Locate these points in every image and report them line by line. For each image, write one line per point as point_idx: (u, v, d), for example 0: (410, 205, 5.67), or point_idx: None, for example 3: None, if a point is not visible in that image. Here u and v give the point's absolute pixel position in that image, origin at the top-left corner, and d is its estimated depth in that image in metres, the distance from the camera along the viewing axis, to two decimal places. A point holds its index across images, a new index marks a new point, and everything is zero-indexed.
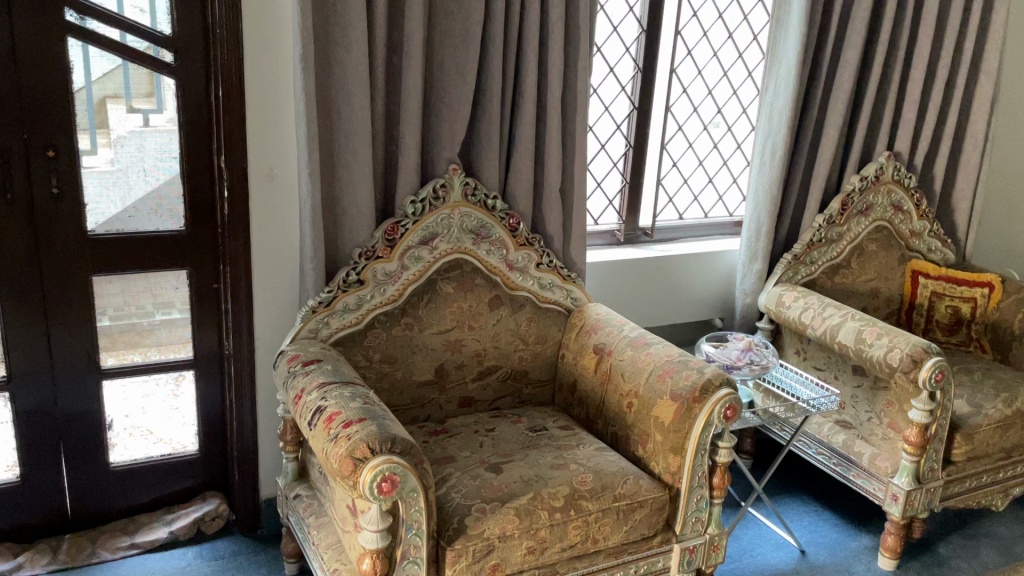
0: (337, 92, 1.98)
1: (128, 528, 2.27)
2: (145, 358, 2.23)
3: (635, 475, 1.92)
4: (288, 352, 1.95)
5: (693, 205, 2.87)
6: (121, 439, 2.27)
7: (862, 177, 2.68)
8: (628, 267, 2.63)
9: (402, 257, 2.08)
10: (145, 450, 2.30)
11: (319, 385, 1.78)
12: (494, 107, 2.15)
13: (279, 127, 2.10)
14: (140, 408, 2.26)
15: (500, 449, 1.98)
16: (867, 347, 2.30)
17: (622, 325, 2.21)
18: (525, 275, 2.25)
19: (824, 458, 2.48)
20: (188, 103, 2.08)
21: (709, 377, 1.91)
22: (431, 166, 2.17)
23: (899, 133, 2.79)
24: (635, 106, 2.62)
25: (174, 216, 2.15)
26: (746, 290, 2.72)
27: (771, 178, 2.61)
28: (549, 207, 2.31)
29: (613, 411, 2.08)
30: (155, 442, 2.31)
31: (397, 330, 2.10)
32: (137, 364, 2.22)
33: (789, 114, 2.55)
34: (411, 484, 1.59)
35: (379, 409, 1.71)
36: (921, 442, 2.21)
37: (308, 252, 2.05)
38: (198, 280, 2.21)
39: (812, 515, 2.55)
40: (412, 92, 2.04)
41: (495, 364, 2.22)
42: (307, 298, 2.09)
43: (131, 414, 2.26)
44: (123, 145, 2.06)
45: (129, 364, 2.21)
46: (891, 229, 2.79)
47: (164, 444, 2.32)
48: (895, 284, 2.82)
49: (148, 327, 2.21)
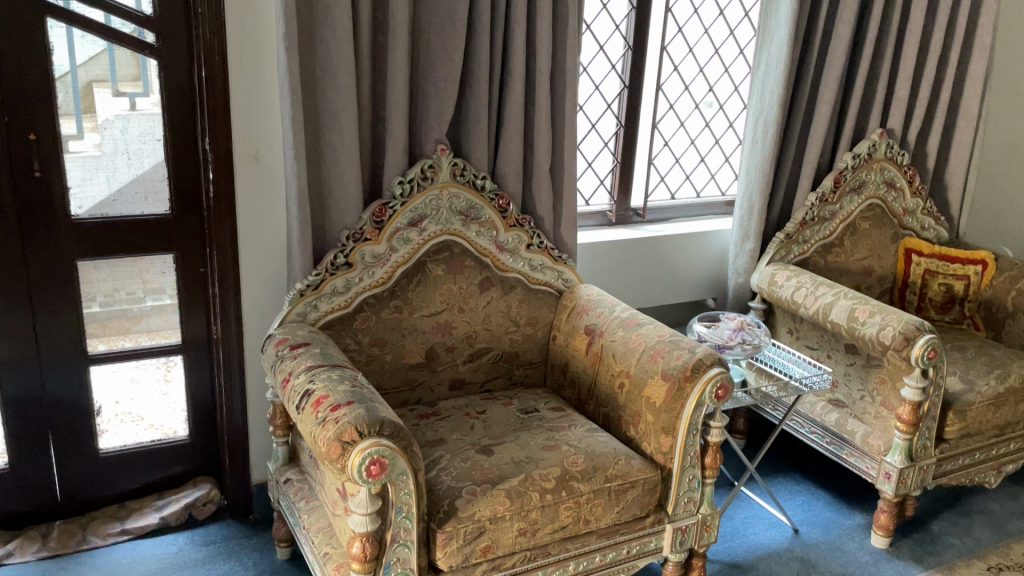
0: (322, 72, 1.95)
1: (119, 514, 2.26)
2: (135, 344, 2.21)
3: (627, 456, 1.92)
4: (277, 335, 1.94)
5: (685, 184, 2.84)
6: (111, 427, 2.25)
7: (854, 155, 2.66)
8: (619, 247, 2.61)
9: (390, 239, 2.06)
10: (136, 436, 2.29)
11: (307, 367, 1.77)
12: (482, 86, 2.12)
13: (263, 109, 2.07)
14: (130, 394, 2.25)
15: (490, 431, 1.97)
16: (860, 326, 2.29)
17: (614, 305, 2.19)
18: (515, 256, 2.23)
19: (817, 437, 2.48)
20: (172, 85, 2.04)
21: (700, 357, 1.90)
22: (419, 147, 2.14)
23: (892, 110, 2.76)
24: (626, 85, 2.59)
25: (161, 200, 2.13)
26: (738, 270, 2.70)
27: (763, 156, 2.59)
28: (540, 188, 2.28)
29: (605, 392, 2.08)
30: (146, 428, 2.30)
31: (386, 313, 2.08)
32: (127, 350, 2.21)
33: (781, 91, 2.52)
34: (400, 467, 1.58)
35: (368, 391, 1.69)
36: (913, 420, 2.21)
37: (295, 236, 2.02)
38: (184, 264, 2.19)
39: (805, 493, 2.55)
40: (399, 71, 2.01)
41: (485, 346, 2.21)
42: (295, 282, 2.07)
43: (121, 401, 2.24)
44: (109, 128, 2.03)
45: (119, 350, 2.20)
46: (883, 206, 2.78)
47: (155, 430, 2.31)
48: (888, 263, 2.81)
49: (139, 313, 2.19)
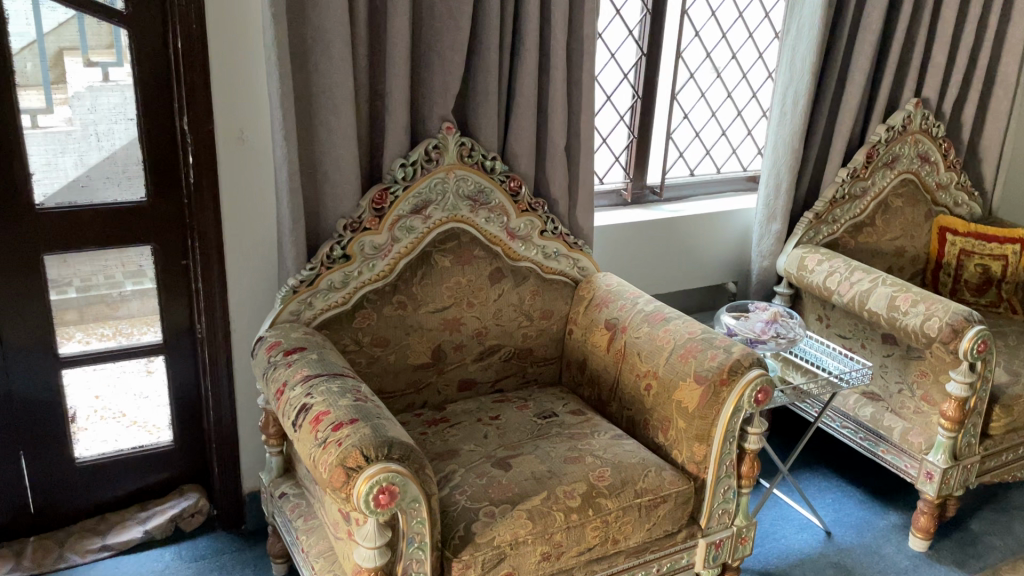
0: (314, 41, 1.73)
1: (99, 528, 2.08)
2: (115, 332, 2.01)
3: (657, 466, 1.74)
4: (268, 339, 1.74)
5: (705, 160, 2.65)
6: (90, 426, 2.06)
7: (888, 127, 2.47)
8: (635, 230, 2.42)
9: (392, 228, 1.86)
10: (117, 434, 2.10)
11: (303, 378, 1.58)
12: (491, 57, 1.90)
13: (249, 84, 1.85)
14: (109, 391, 2.05)
15: (505, 440, 1.78)
16: (901, 316, 2.11)
17: (636, 297, 2.01)
18: (527, 244, 2.04)
19: (850, 432, 2.31)
20: (144, 57, 1.82)
21: (737, 358, 1.73)
22: (423, 125, 1.93)
23: (929, 78, 2.56)
24: (643, 52, 2.38)
25: (135, 184, 1.91)
26: (763, 253, 2.51)
27: (793, 129, 2.39)
28: (554, 169, 2.08)
29: (629, 393, 1.90)
30: (128, 426, 2.10)
31: (389, 310, 1.88)
32: (105, 344, 2.01)
33: (813, 59, 2.32)
34: (413, 494, 1.40)
35: (373, 405, 1.51)
36: (959, 417, 2.05)
37: (287, 226, 1.82)
38: (164, 256, 1.98)
39: (835, 490, 2.39)
40: (399, 40, 1.79)
41: (497, 343, 2.02)
42: (287, 277, 1.87)
43: (101, 396, 2.05)
44: (80, 103, 1.82)
45: (95, 348, 2.00)
46: (916, 181, 2.59)
47: (138, 432, 2.12)
48: (921, 243, 2.62)
49: (119, 298, 1.99)
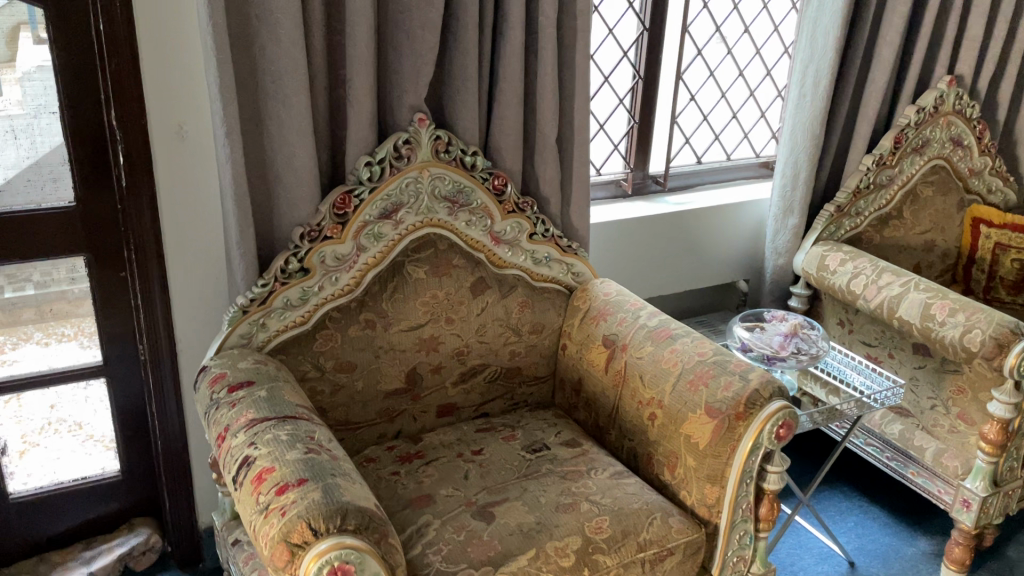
0: (259, 21, 1.47)
1: (38, 569, 1.84)
2: (77, 331, 1.78)
3: (663, 511, 1.51)
4: (212, 370, 1.50)
5: (714, 146, 2.39)
6: (43, 439, 1.84)
7: (919, 108, 2.21)
8: (636, 227, 2.17)
9: (356, 236, 1.61)
10: (72, 448, 1.88)
11: (248, 423, 1.34)
12: (469, 38, 1.64)
13: (187, 71, 1.59)
14: (60, 404, 1.83)
15: (488, 482, 1.55)
16: (937, 326, 1.87)
17: (638, 309, 1.77)
18: (514, 249, 1.80)
19: (874, 450, 2.06)
20: (64, 41, 1.56)
21: (756, 388, 1.49)
22: (391, 117, 1.68)
23: (963, 53, 2.30)
24: (645, 27, 2.12)
25: (62, 187, 1.66)
26: (778, 250, 2.27)
27: (814, 113, 2.13)
28: (544, 163, 1.83)
29: (630, 422, 1.67)
30: (83, 441, 1.88)
31: (356, 330, 1.64)
32: (66, 346, 1.79)
33: (838, 33, 2.06)
34: (372, 571, 1.16)
35: (327, 458, 1.27)
36: (1001, 441, 1.82)
37: (233, 236, 1.57)
38: (98, 270, 1.73)
39: (857, 512, 2.17)
40: (361, 18, 1.52)
41: (480, 363, 1.79)
42: (237, 293, 1.63)
43: (57, 405, 1.83)
44: (31, 85, 1.58)
45: (54, 349, 1.78)
46: (948, 168, 2.34)
47: (95, 450, 1.90)
48: (951, 235, 2.37)
49: (80, 297, 1.75)
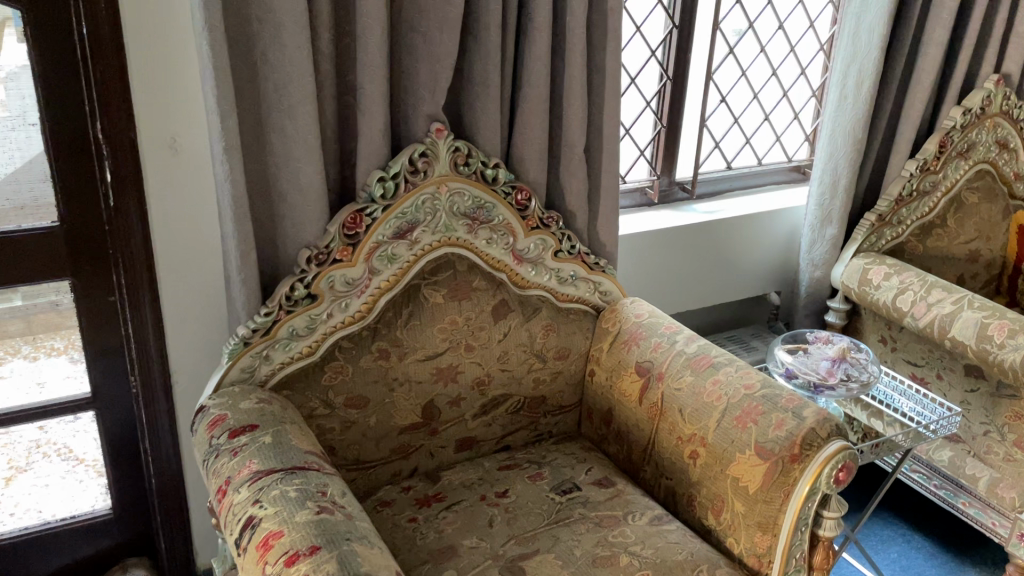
0: (260, 22, 1.31)
1: None
2: (67, 345, 1.63)
3: (711, 562, 1.37)
4: (211, 410, 1.35)
5: (744, 149, 2.24)
6: (31, 463, 1.69)
7: (966, 110, 2.06)
8: (664, 239, 2.03)
9: (368, 259, 1.46)
10: (60, 473, 1.72)
11: (251, 476, 1.19)
12: (491, 39, 1.49)
13: (180, 79, 1.45)
14: (48, 427, 1.68)
15: (516, 530, 1.41)
16: (995, 349, 1.72)
17: (674, 333, 1.62)
18: (538, 268, 1.65)
19: (920, 477, 1.94)
20: (45, 45, 1.40)
21: (812, 427, 1.35)
22: (406, 127, 1.53)
23: (1011, 50, 2.15)
24: (674, 25, 1.98)
25: (46, 203, 1.51)
26: (814, 262, 2.13)
27: (855, 116, 1.99)
28: (570, 175, 1.68)
29: (669, 459, 1.53)
30: (73, 465, 1.73)
31: (368, 361, 1.50)
32: (56, 363, 1.64)
33: (883, 29, 1.91)
34: None
35: (342, 519, 1.13)
36: None
37: (234, 261, 1.43)
38: (86, 295, 1.58)
39: (901, 543, 2.03)
40: (373, 19, 1.37)
41: (502, 393, 1.65)
42: (238, 322, 1.49)
43: (46, 427, 1.68)
44: (13, 87, 1.43)
45: (44, 365, 1.63)
46: (994, 173, 2.19)
47: (86, 476, 1.75)
48: (997, 244, 2.23)
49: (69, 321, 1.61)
